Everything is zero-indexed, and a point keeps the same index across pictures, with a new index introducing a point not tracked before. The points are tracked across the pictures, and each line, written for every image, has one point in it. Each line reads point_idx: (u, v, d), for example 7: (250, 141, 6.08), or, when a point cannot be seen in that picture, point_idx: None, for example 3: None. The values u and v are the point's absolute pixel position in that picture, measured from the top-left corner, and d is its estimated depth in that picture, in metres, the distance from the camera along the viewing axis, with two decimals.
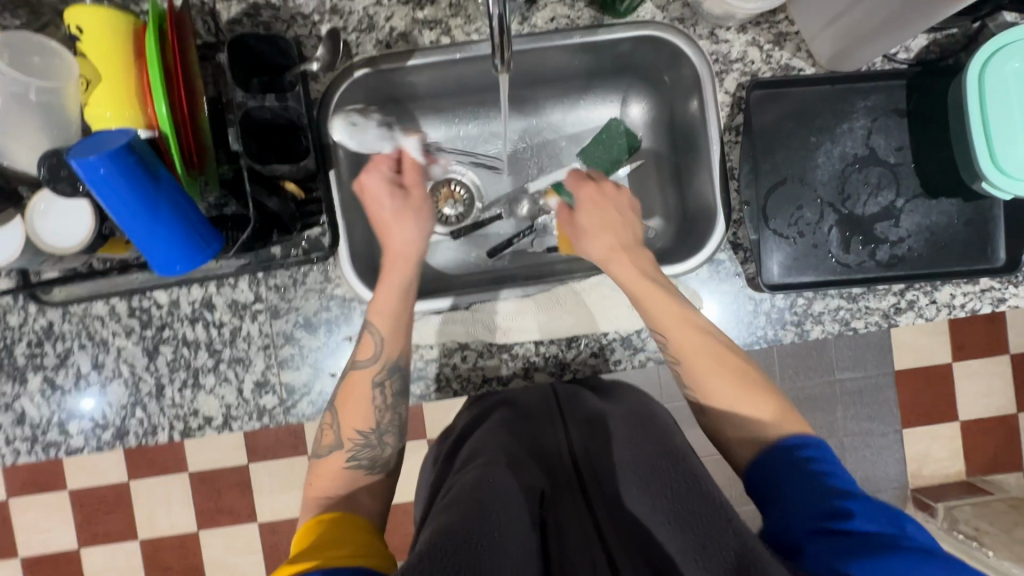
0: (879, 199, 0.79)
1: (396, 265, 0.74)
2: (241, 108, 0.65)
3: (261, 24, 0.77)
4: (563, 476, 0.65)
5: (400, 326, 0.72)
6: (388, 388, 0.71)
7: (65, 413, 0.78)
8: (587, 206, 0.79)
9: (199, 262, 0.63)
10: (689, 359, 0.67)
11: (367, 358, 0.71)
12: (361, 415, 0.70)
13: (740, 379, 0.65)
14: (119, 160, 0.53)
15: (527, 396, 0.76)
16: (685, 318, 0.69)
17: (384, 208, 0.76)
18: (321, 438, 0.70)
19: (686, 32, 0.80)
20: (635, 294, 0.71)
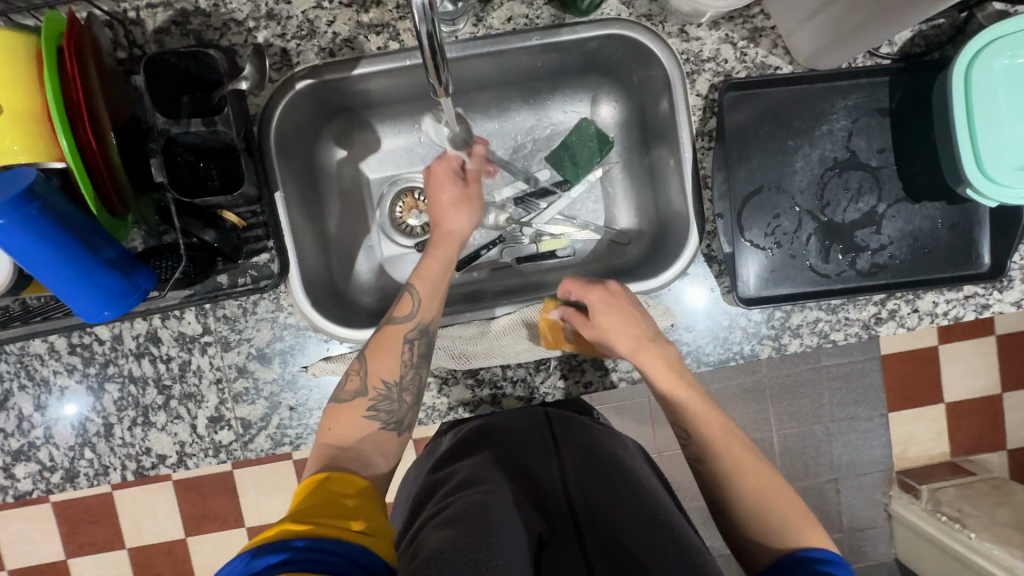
0: (860, 204, 0.75)
1: (446, 240, 0.74)
2: (163, 135, 0.60)
3: (191, 33, 0.70)
4: (557, 510, 0.65)
5: (439, 295, 0.71)
6: (416, 348, 0.69)
7: (10, 456, 0.74)
8: (602, 305, 0.68)
9: (129, 305, 0.58)
10: (716, 460, 0.63)
11: (403, 314, 0.69)
12: (389, 365, 0.67)
13: (774, 483, 0.62)
14: (19, 209, 0.48)
15: (518, 424, 0.74)
16: (714, 415, 0.65)
17: (445, 195, 0.75)
18: (344, 383, 0.66)
19: (654, 30, 0.74)
20: (658, 390, 0.67)
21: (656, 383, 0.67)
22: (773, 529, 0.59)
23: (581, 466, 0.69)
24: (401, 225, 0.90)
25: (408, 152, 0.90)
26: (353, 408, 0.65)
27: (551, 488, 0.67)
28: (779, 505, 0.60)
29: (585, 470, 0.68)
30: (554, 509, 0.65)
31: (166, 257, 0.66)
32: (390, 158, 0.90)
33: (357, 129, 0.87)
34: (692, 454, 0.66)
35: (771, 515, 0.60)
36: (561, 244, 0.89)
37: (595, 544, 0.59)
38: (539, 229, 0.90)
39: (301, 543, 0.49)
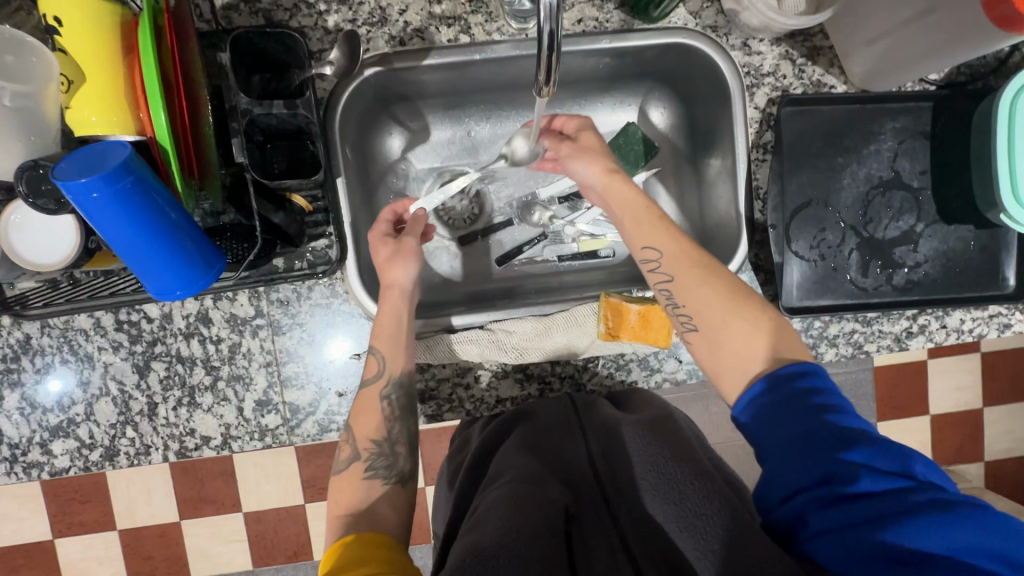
0: (900, 222, 0.79)
1: (391, 295, 0.71)
2: (245, 116, 0.58)
3: (261, 12, 0.69)
4: (586, 490, 0.62)
5: (399, 346, 0.70)
6: (396, 401, 0.69)
7: (47, 432, 0.72)
8: (584, 131, 0.77)
9: (202, 286, 0.57)
10: (681, 273, 0.65)
11: (372, 375, 0.69)
12: (373, 424, 0.68)
13: (738, 296, 0.63)
14: (114, 184, 0.48)
15: (545, 409, 0.73)
16: (681, 237, 0.67)
17: (379, 256, 0.73)
18: (338, 455, 0.68)
19: (719, 42, 0.75)
20: (626, 211, 0.70)
21: (624, 211, 0.71)
22: (744, 348, 0.60)
23: (605, 442, 0.67)
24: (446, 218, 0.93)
25: (456, 145, 0.91)
26: (352, 474, 0.66)
27: (579, 466, 0.65)
28: (750, 320, 0.61)
29: (608, 447, 0.66)
30: (582, 485, 0.63)
31: (230, 235, 0.67)
32: (439, 150, 0.91)
33: (408, 118, 0.87)
34: (657, 284, 0.67)
35: (742, 326, 0.61)
36: (599, 245, 0.91)
37: (629, 524, 0.58)
38: (581, 229, 0.91)
39: None
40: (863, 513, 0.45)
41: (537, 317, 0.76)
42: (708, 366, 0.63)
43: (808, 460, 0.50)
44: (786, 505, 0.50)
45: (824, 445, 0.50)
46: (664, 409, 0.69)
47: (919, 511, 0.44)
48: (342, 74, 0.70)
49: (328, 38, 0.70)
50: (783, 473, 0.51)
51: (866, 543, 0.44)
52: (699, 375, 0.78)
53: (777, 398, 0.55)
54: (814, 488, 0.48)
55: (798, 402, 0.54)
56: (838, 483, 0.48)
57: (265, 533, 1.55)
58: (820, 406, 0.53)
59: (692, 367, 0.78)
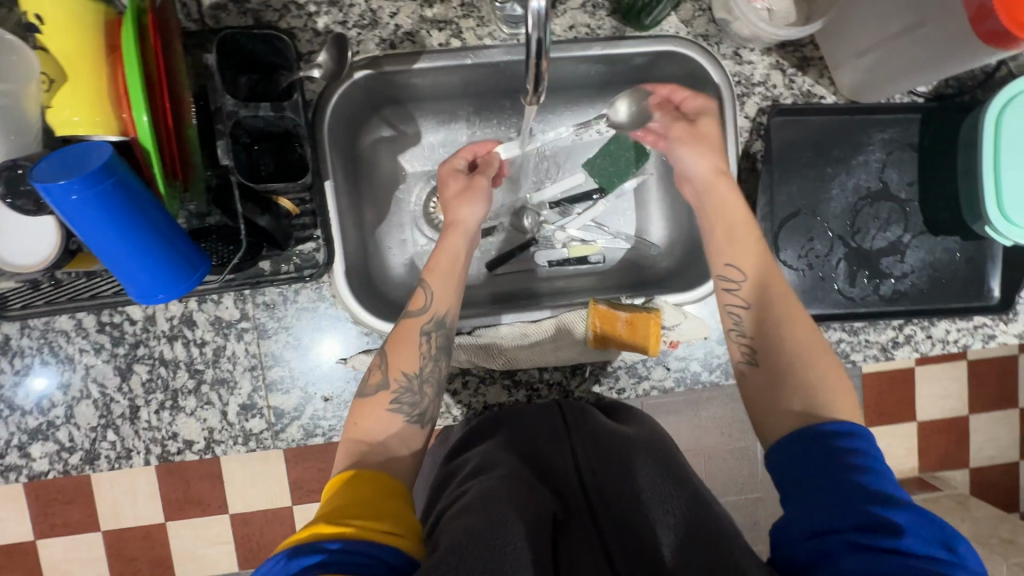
0: (888, 233, 0.79)
1: (456, 231, 0.74)
2: (231, 118, 0.57)
3: (249, 12, 0.69)
4: (572, 501, 0.62)
5: (451, 286, 0.70)
6: (434, 340, 0.67)
7: (26, 435, 0.71)
8: (704, 115, 0.74)
9: (184, 290, 0.57)
10: (757, 278, 0.66)
11: (418, 308, 0.68)
12: (410, 358, 0.66)
13: (812, 344, 0.61)
14: (93, 185, 0.47)
15: (532, 416, 0.72)
16: (772, 266, 0.66)
17: (447, 190, 0.78)
18: (367, 378, 0.66)
19: (710, 50, 0.75)
20: (720, 219, 0.70)
21: (724, 218, 0.70)
22: (809, 395, 0.58)
23: (593, 449, 0.67)
24: (432, 219, 0.89)
25: (445, 149, 0.89)
26: (378, 401, 0.64)
27: (564, 475, 0.66)
28: (822, 370, 0.59)
29: (597, 457, 0.66)
30: (568, 496, 0.63)
31: (214, 237, 0.65)
32: (429, 154, 0.89)
33: (399, 121, 0.86)
34: (731, 300, 0.66)
35: (810, 375, 0.59)
36: (589, 251, 0.91)
37: (614, 534, 0.57)
38: (571, 234, 0.91)
39: (336, 545, 0.49)
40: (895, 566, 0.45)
41: (527, 322, 0.76)
42: (755, 404, 0.61)
43: (848, 506, 0.49)
44: (812, 543, 0.49)
45: (870, 497, 0.49)
46: (660, 434, 0.71)
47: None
48: (332, 76, 0.67)
49: (317, 40, 0.69)
50: (818, 513, 0.50)
51: None
52: (686, 383, 0.78)
53: (832, 444, 0.53)
54: (852, 534, 0.47)
55: (856, 455, 0.52)
56: (881, 536, 0.46)
57: (251, 535, 1.54)
58: (868, 464, 0.51)
59: (680, 375, 0.78)
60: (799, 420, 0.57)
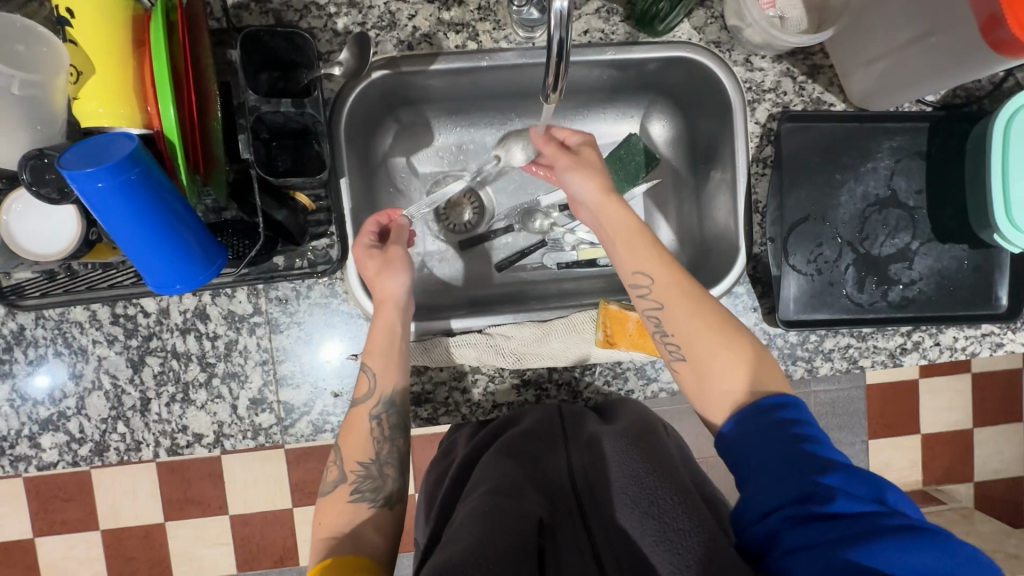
0: (896, 240, 0.80)
1: (384, 310, 0.70)
2: (253, 113, 0.59)
3: (271, 12, 0.70)
4: (563, 504, 0.62)
5: (394, 360, 0.69)
6: (387, 421, 0.69)
7: (37, 425, 0.71)
8: (585, 145, 0.75)
9: (202, 281, 0.57)
10: (659, 279, 0.66)
11: (363, 394, 0.69)
12: (363, 445, 0.68)
13: (723, 326, 0.65)
14: (119, 174, 0.48)
15: (528, 416, 0.73)
16: (672, 266, 0.67)
17: (366, 270, 0.70)
18: (325, 477, 0.68)
19: (721, 57, 0.77)
20: (617, 233, 0.70)
21: (618, 232, 0.70)
22: (734, 382, 0.62)
23: (587, 456, 0.66)
24: (444, 219, 0.93)
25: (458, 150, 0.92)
26: (338, 496, 0.65)
27: (558, 480, 0.65)
28: (733, 346, 0.64)
29: (591, 463, 0.65)
30: (559, 499, 0.62)
31: (232, 232, 0.66)
32: (440, 156, 0.91)
33: (412, 122, 0.88)
34: (647, 308, 0.67)
35: (731, 359, 0.63)
36: (599, 253, 0.91)
37: (603, 540, 0.56)
38: (581, 237, 0.92)
39: None
40: (835, 531, 0.47)
41: (537, 322, 0.77)
42: (695, 396, 0.64)
43: (784, 482, 0.52)
44: (762, 523, 0.51)
45: (802, 466, 0.52)
46: (653, 428, 0.69)
47: (890, 532, 0.45)
48: (352, 73, 0.72)
49: (338, 41, 0.71)
50: (762, 490, 0.53)
51: (836, 562, 0.45)
52: None
53: (763, 426, 0.57)
54: (790, 506, 0.50)
55: (784, 429, 0.56)
56: (814, 503, 0.49)
57: (250, 536, 1.53)
58: (800, 433, 0.56)
59: None
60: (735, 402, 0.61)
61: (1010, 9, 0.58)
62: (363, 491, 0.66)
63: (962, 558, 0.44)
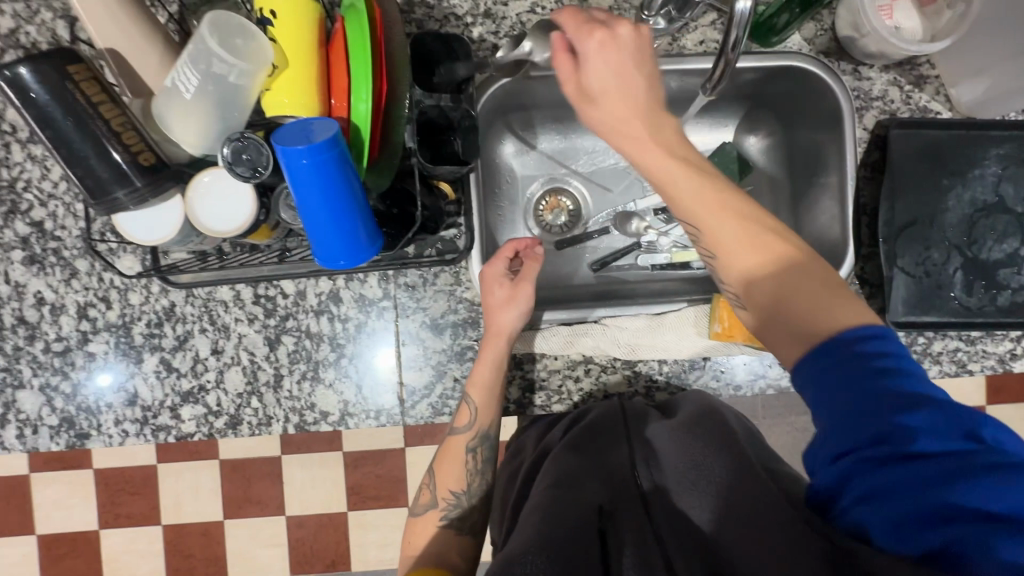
0: (1004, 245, 0.81)
1: (494, 343, 0.72)
2: (416, 106, 0.64)
3: (413, 21, 0.77)
4: (625, 493, 0.62)
5: (492, 399, 0.73)
6: (480, 454, 0.74)
7: (179, 397, 0.76)
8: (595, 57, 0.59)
9: (362, 260, 0.62)
10: (710, 222, 0.56)
11: (462, 424, 0.73)
12: (456, 475, 0.73)
13: (760, 240, 0.55)
14: (321, 154, 0.53)
15: (594, 412, 0.74)
16: (722, 195, 0.56)
17: (492, 296, 0.73)
18: (418, 497, 0.74)
19: (831, 66, 0.80)
20: (666, 183, 0.58)
21: (667, 178, 0.58)
22: (805, 312, 0.52)
23: (648, 451, 0.66)
24: (541, 219, 0.98)
25: (561, 153, 0.98)
26: (429, 518, 0.71)
27: (621, 471, 0.65)
28: (800, 279, 0.53)
29: (648, 458, 0.66)
30: (621, 492, 0.62)
31: None
32: (543, 161, 0.97)
33: (521, 127, 0.94)
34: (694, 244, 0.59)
35: (801, 286, 0.53)
36: (693, 256, 0.93)
37: (667, 528, 0.56)
38: (675, 239, 0.96)
39: None
40: (927, 472, 0.44)
41: (649, 316, 0.78)
42: (768, 337, 0.55)
43: (865, 421, 0.47)
44: (840, 465, 0.48)
45: (885, 406, 0.46)
46: (715, 407, 0.69)
47: (990, 476, 0.42)
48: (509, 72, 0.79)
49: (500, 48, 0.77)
50: (830, 435, 0.49)
51: (925, 507, 0.43)
52: None
53: (828, 359, 0.50)
54: (864, 446, 0.46)
55: (852, 363, 0.49)
56: (896, 442, 0.45)
57: (306, 538, 1.54)
58: (887, 367, 0.48)
59: None
60: (807, 344, 0.52)
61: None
62: (450, 518, 0.71)
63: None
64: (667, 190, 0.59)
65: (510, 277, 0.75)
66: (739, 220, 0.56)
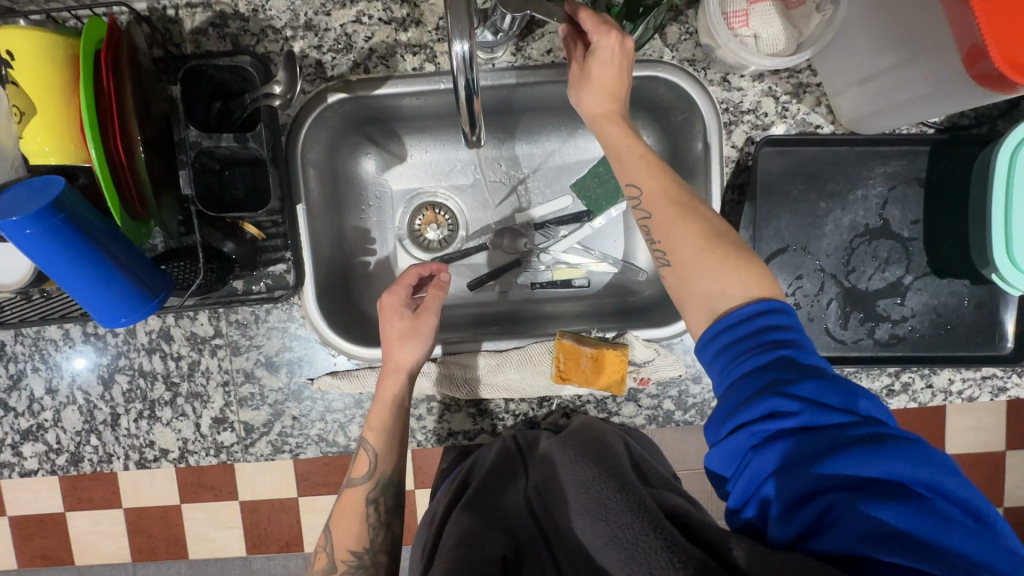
0: (886, 274, 0.73)
1: (392, 379, 0.69)
2: (195, 148, 0.60)
3: (228, 36, 0.69)
4: (524, 534, 0.62)
5: (392, 440, 0.70)
6: (382, 504, 0.70)
7: (18, 435, 0.76)
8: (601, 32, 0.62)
9: (146, 313, 0.58)
10: (665, 219, 0.60)
11: (360, 474, 0.70)
12: (356, 534, 0.69)
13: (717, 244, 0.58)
14: (45, 217, 0.49)
15: (488, 451, 0.72)
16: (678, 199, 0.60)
17: (390, 328, 0.70)
18: (315, 563, 0.69)
19: (695, 76, 0.72)
20: (620, 151, 0.63)
21: (619, 148, 0.63)
22: (716, 268, 0.56)
23: (541, 477, 0.66)
24: (418, 237, 0.90)
25: (433, 162, 0.89)
26: None
27: (516, 514, 0.65)
28: (741, 271, 0.56)
29: (542, 482, 0.65)
30: (520, 531, 0.62)
31: (184, 260, 0.67)
32: (413, 172, 0.89)
33: (383, 138, 0.85)
34: (649, 244, 0.62)
35: (683, 236, 0.59)
36: (574, 274, 0.88)
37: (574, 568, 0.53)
38: (556, 256, 0.88)
39: None
40: (810, 445, 0.46)
41: (493, 352, 0.75)
42: (685, 298, 0.58)
43: (773, 400, 0.48)
44: (734, 442, 0.50)
45: (781, 379, 0.49)
46: (600, 433, 0.67)
47: (857, 444, 0.45)
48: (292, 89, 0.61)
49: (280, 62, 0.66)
50: (732, 407, 0.51)
51: (806, 476, 0.46)
52: (659, 421, 0.76)
53: (735, 341, 0.54)
54: (762, 422, 0.49)
55: (777, 350, 0.51)
56: (787, 414, 0.48)
57: None
58: (786, 344, 0.52)
59: (651, 413, 0.75)
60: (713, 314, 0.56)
61: (992, 41, 0.52)
62: None
63: (926, 459, 0.44)
64: (622, 166, 0.63)
65: (412, 307, 0.71)
66: (694, 219, 0.59)
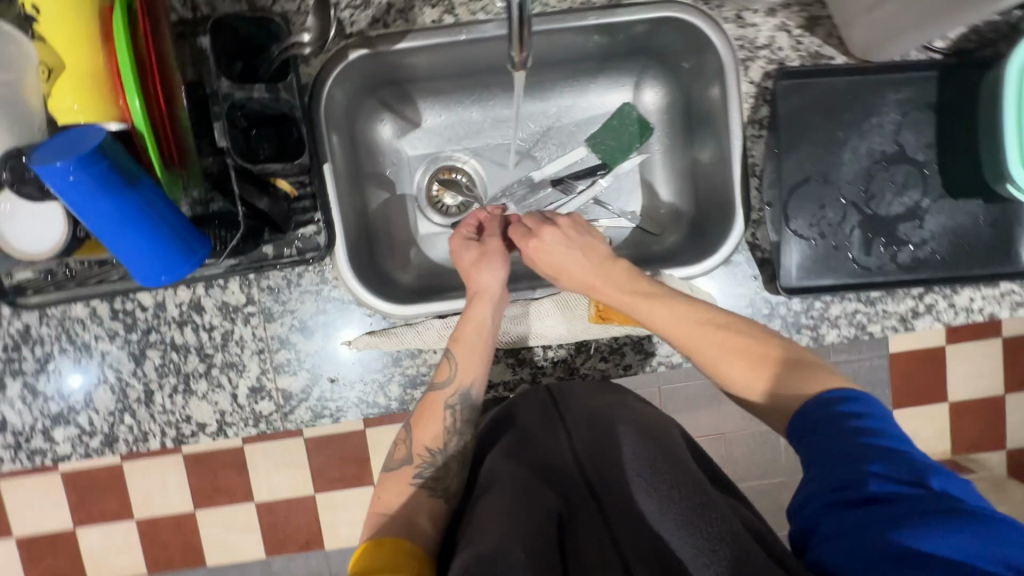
0: (904, 198, 0.75)
1: (479, 302, 0.70)
2: (227, 99, 0.59)
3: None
4: (575, 494, 0.62)
5: (475, 356, 0.70)
6: (459, 413, 0.69)
7: (48, 420, 0.74)
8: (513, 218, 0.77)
9: (187, 272, 0.58)
10: (695, 336, 0.64)
11: (444, 380, 0.69)
12: (432, 432, 0.68)
13: (740, 352, 0.62)
14: (90, 167, 0.48)
15: (526, 409, 0.70)
16: (692, 307, 0.65)
17: (463, 258, 0.73)
18: (393, 453, 0.69)
19: (709, 14, 0.74)
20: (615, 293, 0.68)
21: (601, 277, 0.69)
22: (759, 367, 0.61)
23: (586, 436, 0.66)
24: (437, 202, 0.90)
25: (447, 130, 0.89)
26: (404, 475, 0.67)
27: (560, 462, 0.66)
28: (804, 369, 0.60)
29: (592, 436, 0.66)
30: (569, 488, 0.62)
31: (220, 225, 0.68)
32: (432, 139, 0.90)
33: (397, 103, 0.85)
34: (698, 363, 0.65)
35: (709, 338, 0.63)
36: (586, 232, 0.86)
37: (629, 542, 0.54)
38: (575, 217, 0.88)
39: None
40: (872, 514, 0.46)
41: (528, 301, 0.76)
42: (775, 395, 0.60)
43: (834, 476, 0.50)
44: (806, 514, 0.51)
45: (851, 455, 0.50)
46: (661, 423, 0.68)
47: (926, 515, 0.44)
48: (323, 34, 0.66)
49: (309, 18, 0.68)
50: (812, 480, 0.51)
51: (869, 540, 0.45)
52: None
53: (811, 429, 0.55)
54: (833, 494, 0.49)
55: (836, 429, 0.53)
56: (856, 487, 0.48)
57: None
58: (859, 428, 0.52)
59: None
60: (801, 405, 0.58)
61: None
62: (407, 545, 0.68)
63: (1001, 536, 0.42)
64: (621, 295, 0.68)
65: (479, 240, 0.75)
66: (720, 326, 0.64)
